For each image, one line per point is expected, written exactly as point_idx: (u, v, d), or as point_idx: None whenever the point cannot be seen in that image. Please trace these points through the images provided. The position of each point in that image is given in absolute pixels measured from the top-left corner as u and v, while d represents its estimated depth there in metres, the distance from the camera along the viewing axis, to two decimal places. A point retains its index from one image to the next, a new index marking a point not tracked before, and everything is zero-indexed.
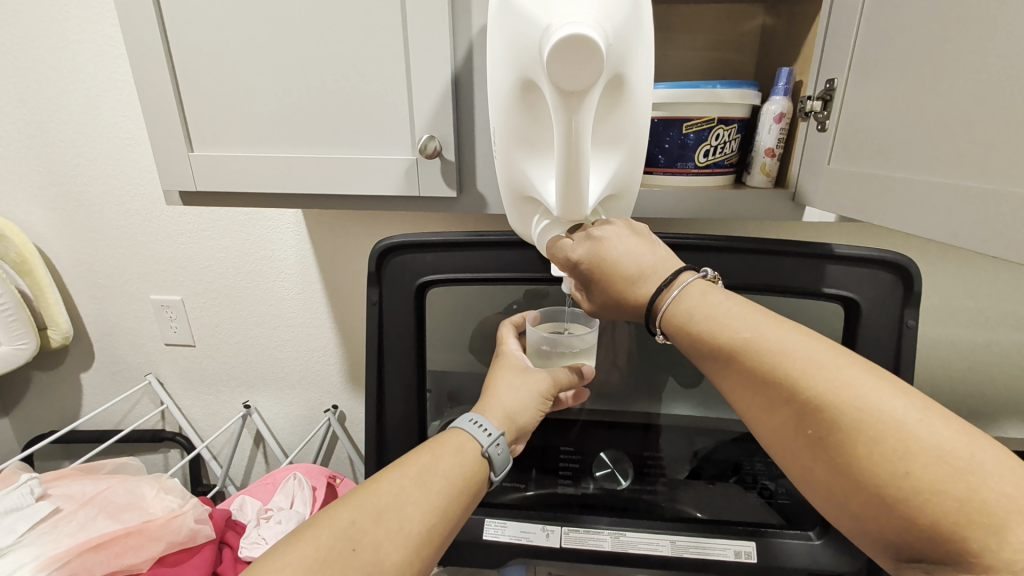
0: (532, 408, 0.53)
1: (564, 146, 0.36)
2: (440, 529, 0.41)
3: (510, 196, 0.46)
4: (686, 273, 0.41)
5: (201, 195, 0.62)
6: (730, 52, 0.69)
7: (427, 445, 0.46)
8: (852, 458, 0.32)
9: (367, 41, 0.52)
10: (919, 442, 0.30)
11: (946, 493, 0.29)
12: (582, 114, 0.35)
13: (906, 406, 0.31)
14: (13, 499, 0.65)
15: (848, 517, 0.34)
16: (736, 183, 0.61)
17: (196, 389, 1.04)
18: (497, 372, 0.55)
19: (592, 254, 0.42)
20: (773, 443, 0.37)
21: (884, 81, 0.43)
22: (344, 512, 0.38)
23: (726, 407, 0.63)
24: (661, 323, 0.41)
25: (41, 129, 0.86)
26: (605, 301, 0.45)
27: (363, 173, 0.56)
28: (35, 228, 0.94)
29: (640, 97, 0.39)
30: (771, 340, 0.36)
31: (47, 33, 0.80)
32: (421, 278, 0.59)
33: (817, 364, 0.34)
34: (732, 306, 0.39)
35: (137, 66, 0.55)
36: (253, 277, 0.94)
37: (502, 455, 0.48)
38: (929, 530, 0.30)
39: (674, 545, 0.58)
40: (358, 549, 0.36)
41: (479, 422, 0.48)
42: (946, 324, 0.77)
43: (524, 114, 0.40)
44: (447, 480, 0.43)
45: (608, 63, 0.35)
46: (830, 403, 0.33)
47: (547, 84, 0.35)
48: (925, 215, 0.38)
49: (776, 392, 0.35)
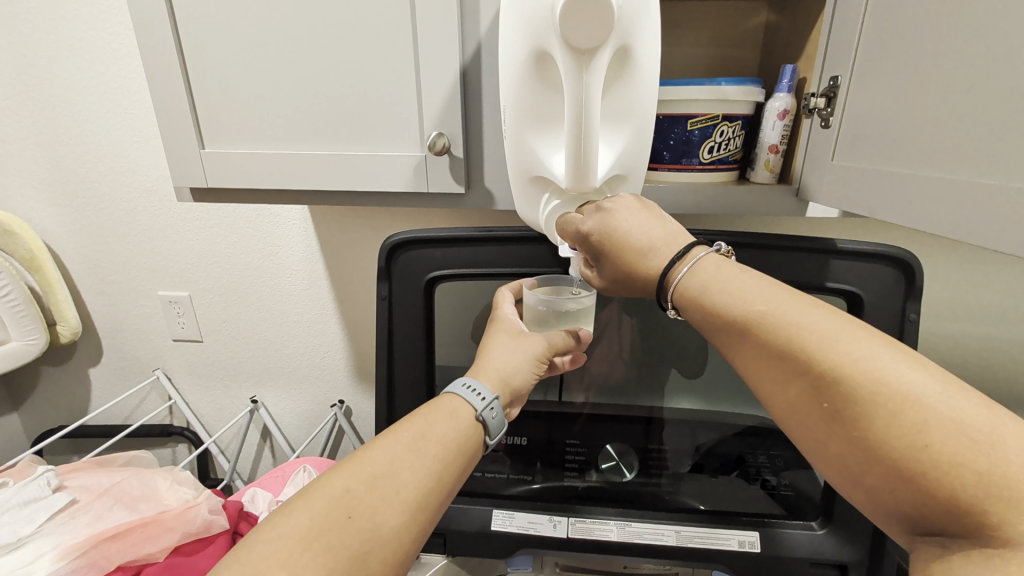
0: (526, 371, 0.52)
1: (574, 111, 0.38)
2: (437, 493, 0.42)
3: (519, 176, 0.47)
4: (698, 248, 0.43)
5: (213, 193, 0.63)
6: (733, 49, 0.69)
7: (422, 410, 0.46)
8: (868, 430, 0.33)
9: (377, 38, 0.53)
10: (938, 415, 0.30)
11: (967, 467, 0.29)
12: (593, 78, 0.37)
13: (926, 379, 0.32)
14: (32, 490, 0.67)
15: (864, 492, 0.35)
16: (741, 179, 0.61)
17: (204, 384, 1.05)
18: (492, 336, 0.54)
19: (602, 227, 0.43)
20: (787, 417, 0.38)
21: (889, 72, 0.43)
22: (338, 480, 0.38)
23: (728, 400, 0.65)
24: (673, 297, 0.43)
25: (50, 127, 0.87)
26: (616, 275, 0.46)
27: (373, 169, 0.57)
28: (45, 225, 0.94)
29: (647, 72, 0.41)
30: (787, 313, 0.37)
31: (55, 31, 0.80)
32: (429, 274, 0.60)
33: (834, 337, 0.35)
34: (746, 280, 0.40)
35: (151, 66, 0.56)
36: (260, 273, 0.95)
37: (497, 419, 0.48)
38: (947, 503, 0.30)
39: (679, 536, 0.59)
40: (353, 516, 0.37)
41: (473, 386, 0.48)
42: (942, 318, 0.78)
43: (535, 89, 0.42)
44: (442, 444, 0.43)
45: (618, 29, 0.37)
46: (846, 374, 0.33)
47: (558, 49, 0.38)
48: (928, 206, 0.39)
49: (792, 365, 0.36)
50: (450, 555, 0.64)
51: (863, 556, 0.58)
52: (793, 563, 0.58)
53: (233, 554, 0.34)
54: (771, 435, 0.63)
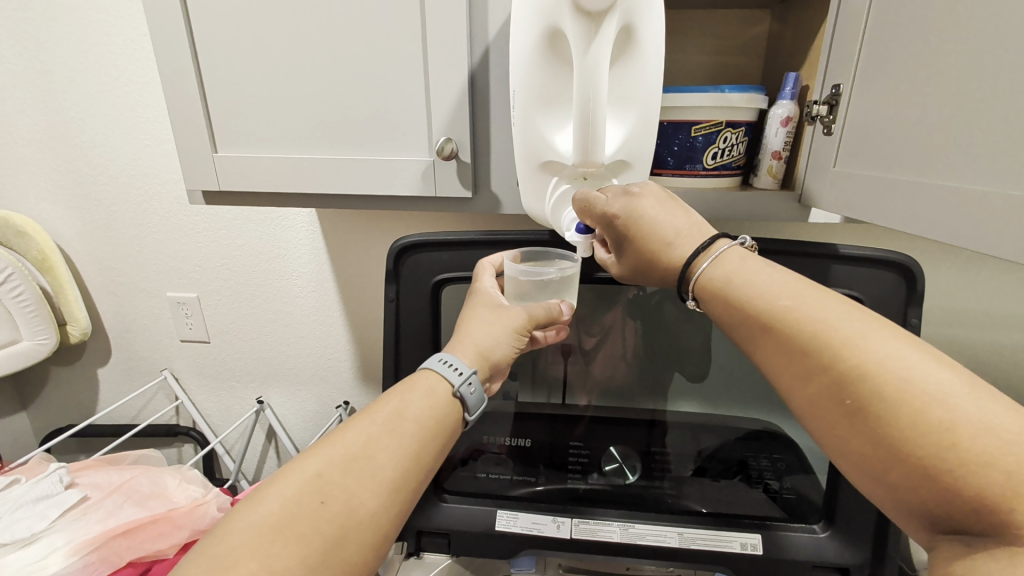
0: (505, 344, 0.53)
1: (583, 82, 0.40)
2: (416, 472, 0.43)
3: (526, 161, 0.48)
4: (721, 240, 0.44)
5: (225, 196, 0.64)
6: (736, 57, 0.70)
7: (398, 390, 0.47)
8: (892, 428, 0.33)
9: (387, 45, 0.54)
10: (966, 415, 0.31)
11: (995, 466, 0.29)
12: (600, 46, 0.40)
13: (954, 380, 0.32)
14: (45, 486, 0.68)
15: (884, 489, 0.35)
16: (745, 185, 0.62)
17: (211, 384, 1.06)
18: (471, 309, 0.55)
19: (628, 211, 0.45)
20: (806, 413, 0.39)
21: (892, 80, 0.44)
22: (309, 464, 0.39)
23: (731, 406, 0.66)
24: (694, 289, 0.44)
25: (64, 130, 0.88)
26: (636, 262, 0.48)
27: (381, 174, 0.58)
28: (57, 227, 0.96)
29: (652, 56, 0.43)
30: (813, 310, 0.38)
31: (71, 37, 0.82)
32: (436, 276, 0.61)
33: (860, 334, 0.35)
34: (773, 275, 0.41)
35: (167, 73, 0.57)
36: (267, 275, 0.96)
37: (475, 395, 0.49)
38: (971, 502, 0.30)
39: (682, 537, 0.59)
40: (327, 501, 0.38)
41: (449, 362, 0.49)
42: (947, 324, 0.79)
43: (545, 67, 0.44)
44: (420, 424, 0.44)
45: (625, 6, 0.40)
46: (872, 371, 0.34)
47: (568, 21, 0.40)
48: (929, 214, 0.39)
49: (814, 360, 0.37)
50: (454, 555, 0.65)
51: (865, 559, 0.58)
52: (795, 566, 0.58)
53: (202, 544, 0.35)
54: (773, 439, 0.64)
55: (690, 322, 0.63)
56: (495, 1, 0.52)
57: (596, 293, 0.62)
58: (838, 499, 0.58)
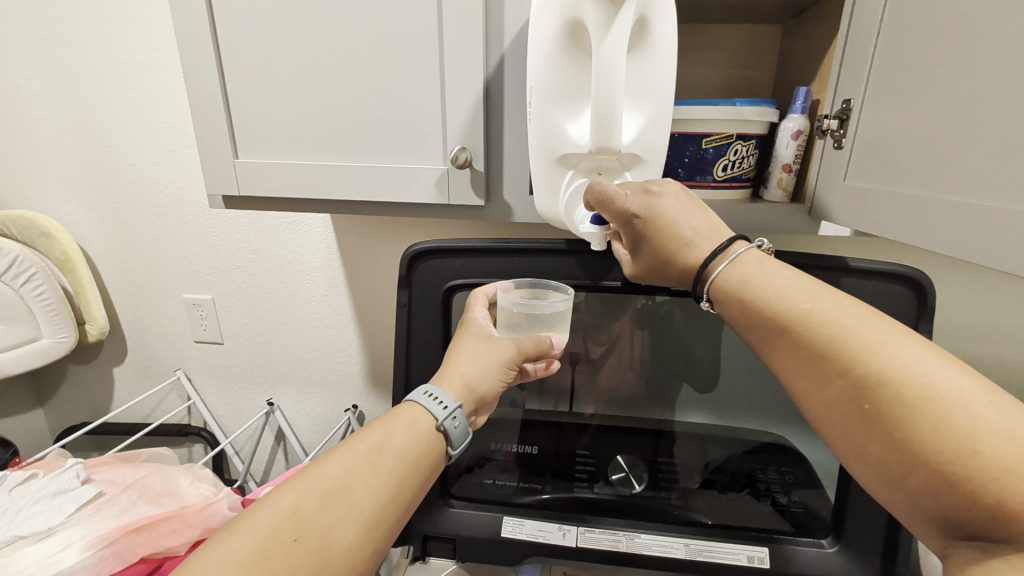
0: (493, 377, 0.54)
1: (603, 66, 0.41)
2: (393, 510, 0.44)
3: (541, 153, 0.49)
4: (738, 243, 0.45)
5: (244, 200, 0.65)
6: (747, 70, 0.71)
7: (381, 421, 0.48)
8: (910, 433, 0.33)
9: (405, 57, 0.55)
10: (988, 423, 0.30)
11: (1017, 475, 0.29)
12: (619, 34, 0.41)
13: (976, 389, 0.32)
14: (62, 481, 0.69)
15: (902, 495, 0.35)
16: (755, 197, 0.63)
17: (222, 385, 1.08)
18: (460, 341, 0.56)
19: (648, 211, 0.46)
20: (822, 416, 0.39)
21: (901, 96, 0.45)
22: (286, 499, 0.40)
23: (739, 418, 0.66)
24: (708, 289, 0.45)
25: (90, 135, 0.91)
26: (653, 261, 0.48)
27: (396, 181, 0.59)
28: (79, 228, 0.99)
29: (663, 51, 0.46)
30: (830, 313, 0.38)
31: (100, 45, 0.85)
32: (448, 283, 0.61)
33: (879, 341, 0.36)
34: (790, 278, 0.41)
35: (193, 81, 0.59)
36: (281, 278, 0.98)
37: (459, 428, 0.50)
38: (992, 511, 0.30)
39: (687, 548, 0.59)
40: (300, 538, 0.38)
41: (434, 396, 0.50)
42: (960, 340, 0.78)
43: (563, 63, 0.46)
44: (400, 457, 0.45)
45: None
46: (890, 377, 0.34)
47: (590, 9, 0.42)
48: (937, 229, 0.40)
49: (831, 364, 0.37)
50: (460, 561, 0.65)
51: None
52: None
53: None
54: (782, 451, 0.64)
55: (698, 333, 0.64)
56: (511, 14, 0.53)
57: (604, 302, 0.62)
58: (846, 513, 0.57)
